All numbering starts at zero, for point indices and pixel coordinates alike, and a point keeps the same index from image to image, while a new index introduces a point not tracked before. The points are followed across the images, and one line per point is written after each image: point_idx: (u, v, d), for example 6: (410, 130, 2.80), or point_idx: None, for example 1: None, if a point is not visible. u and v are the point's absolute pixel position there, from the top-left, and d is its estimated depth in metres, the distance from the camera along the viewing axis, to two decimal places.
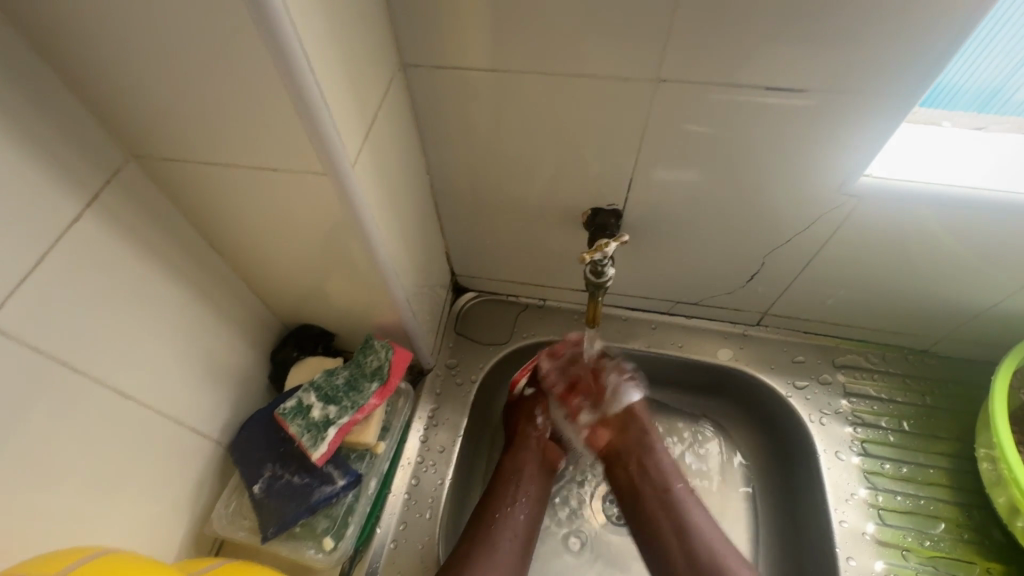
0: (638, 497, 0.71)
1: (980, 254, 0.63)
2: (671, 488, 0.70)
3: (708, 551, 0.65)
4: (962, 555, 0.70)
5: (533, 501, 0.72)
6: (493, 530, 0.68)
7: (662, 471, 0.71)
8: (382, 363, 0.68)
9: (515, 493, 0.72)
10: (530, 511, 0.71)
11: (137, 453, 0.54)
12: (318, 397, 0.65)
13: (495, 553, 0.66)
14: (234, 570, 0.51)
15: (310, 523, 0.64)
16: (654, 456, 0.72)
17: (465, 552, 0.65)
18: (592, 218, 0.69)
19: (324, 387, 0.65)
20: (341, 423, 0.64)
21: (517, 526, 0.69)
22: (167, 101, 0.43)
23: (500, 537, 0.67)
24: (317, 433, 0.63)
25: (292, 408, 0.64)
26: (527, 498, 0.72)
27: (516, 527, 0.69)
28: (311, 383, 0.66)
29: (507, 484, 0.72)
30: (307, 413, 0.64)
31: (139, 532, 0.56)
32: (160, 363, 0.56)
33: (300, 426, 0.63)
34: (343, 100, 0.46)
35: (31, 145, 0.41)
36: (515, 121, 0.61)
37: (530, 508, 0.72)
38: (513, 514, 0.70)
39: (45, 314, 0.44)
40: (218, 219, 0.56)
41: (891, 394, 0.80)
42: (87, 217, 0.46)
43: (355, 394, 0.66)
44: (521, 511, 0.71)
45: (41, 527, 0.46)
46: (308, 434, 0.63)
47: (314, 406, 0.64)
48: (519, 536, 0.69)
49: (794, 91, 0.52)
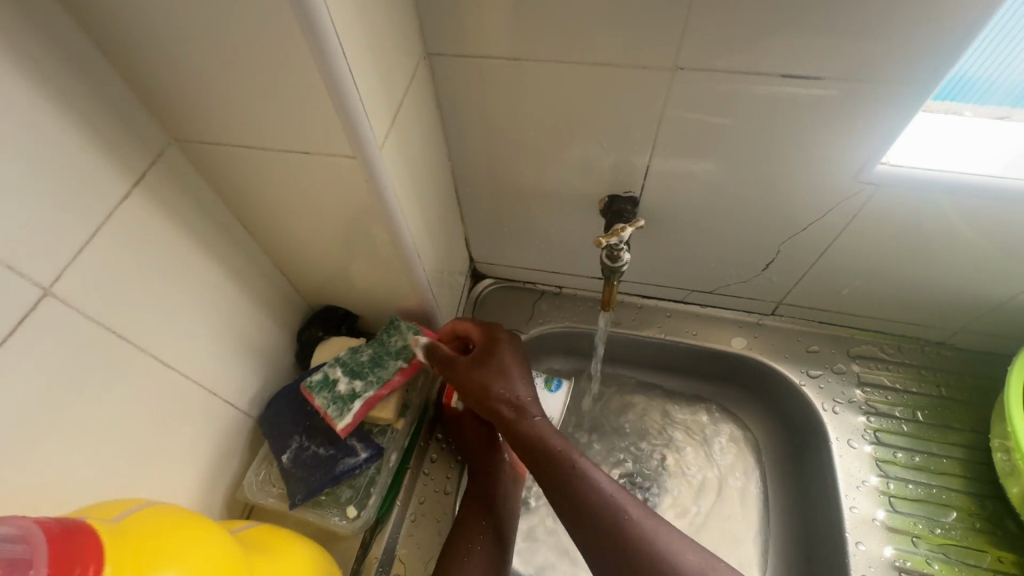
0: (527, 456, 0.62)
1: (999, 244, 0.63)
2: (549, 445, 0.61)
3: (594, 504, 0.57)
4: (973, 543, 0.70)
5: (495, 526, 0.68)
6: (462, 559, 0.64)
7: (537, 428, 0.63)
8: (406, 343, 0.71)
9: (483, 525, 0.68)
10: (494, 534, 0.67)
11: (176, 419, 0.58)
12: (344, 371, 0.68)
13: None
14: (263, 533, 0.54)
15: (334, 492, 0.67)
16: (526, 416, 0.64)
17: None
18: (609, 205, 0.70)
19: (349, 363, 0.69)
20: (366, 397, 0.67)
21: (482, 556, 0.65)
22: (210, 87, 0.46)
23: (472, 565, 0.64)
24: (343, 405, 0.66)
25: (317, 381, 0.67)
26: (495, 527, 0.68)
27: (485, 555, 0.65)
28: (336, 358, 0.69)
29: (472, 514, 0.69)
30: (332, 387, 0.67)
31: (177, 493, 0.59)
32: (198, 336, 0.59)
33: (326, 399, 0.66)
34: (372, 87, 0.48)
35: (86, 128, 0.45)
36: (535, 109, 0.62)
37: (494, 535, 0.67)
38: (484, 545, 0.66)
39: (98, 286, 0.48)
40: (250, 201, 0.59)
41: (905, 384, 0.80)
42: (134, 197, 0.49)
43: (380, 370, 0.69)
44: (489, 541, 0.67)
45: (92, 483, 0.50)
46: (334, 405, 0.66)
47: (340, 380, 0.67)
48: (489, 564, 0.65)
49: (811, 79, 0.53)
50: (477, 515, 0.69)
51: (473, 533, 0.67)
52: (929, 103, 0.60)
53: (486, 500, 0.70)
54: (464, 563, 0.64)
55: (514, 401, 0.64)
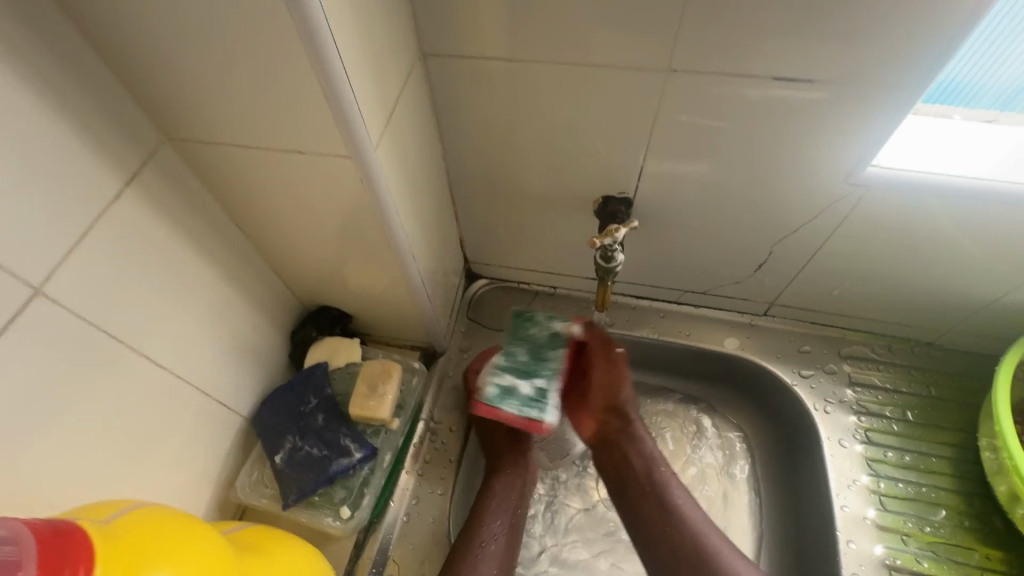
0: (627, 474, 0.72)
1: (986, 246, 0.64)
2: (656, 468, 0.72)
3: (692, 525, 0.67)
4: (962, 541, 0.71)
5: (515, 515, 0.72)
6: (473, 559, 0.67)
7: (645, 454, 0.73)
8: (546, 333, 0.75)
9: (503, 510, 0.72)
10: (508, 521, 0.71)
11: (168, 420, 0.57)
12: (516, 376, 0.70)
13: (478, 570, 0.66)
14: (259, 535, 0.53)
15: (328, 493, 0.67)
16: (637, 441, 0.74)
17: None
18: (603, 205, 0.71)
19: (514, 367, 0.71)
20: (553, 389, 0.70)
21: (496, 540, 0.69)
22: (204, 85, 0.46)
23: (484, 567, 0.67)
24: (538, 404, 0.68)
25: (496, 394, 0.68)
26: (513, 515, 0.72)
27: (500, 542, 0.69)
28: (497, 367, 0.71)
29: (488, 510, 0.71)
30: (514, 393, 0.69)
31: (169, 495, 0.59)
32: (190, 336, 0.59)
33: (515, 406, 0.68)
34: (367, 87, 0.48)
35: (77, 125, 0.44)
36: (531, 110, 0.62)
37: (511, 522, 0.71)
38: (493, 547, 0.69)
39: (89, 285, 0.47)
40: (244, 200, 0.59)
41: (895, 384, 0.81)
42: (126, 195, 0.49)
43: (546, 363, 0.72)
44: (498, 542, 0.69)
45: (83, 484, 0.49)
46: (530, 408, 0.68)
47: (517, 385, 0.69)
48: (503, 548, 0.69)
49: (803, 82, 0.54)
50: (491, 513, 0.71)
51: (488, 532, 0.69)
52: (920, 107, 0.61)
53: (516, 493, 0.74)
54: (478, 549, 0.67)
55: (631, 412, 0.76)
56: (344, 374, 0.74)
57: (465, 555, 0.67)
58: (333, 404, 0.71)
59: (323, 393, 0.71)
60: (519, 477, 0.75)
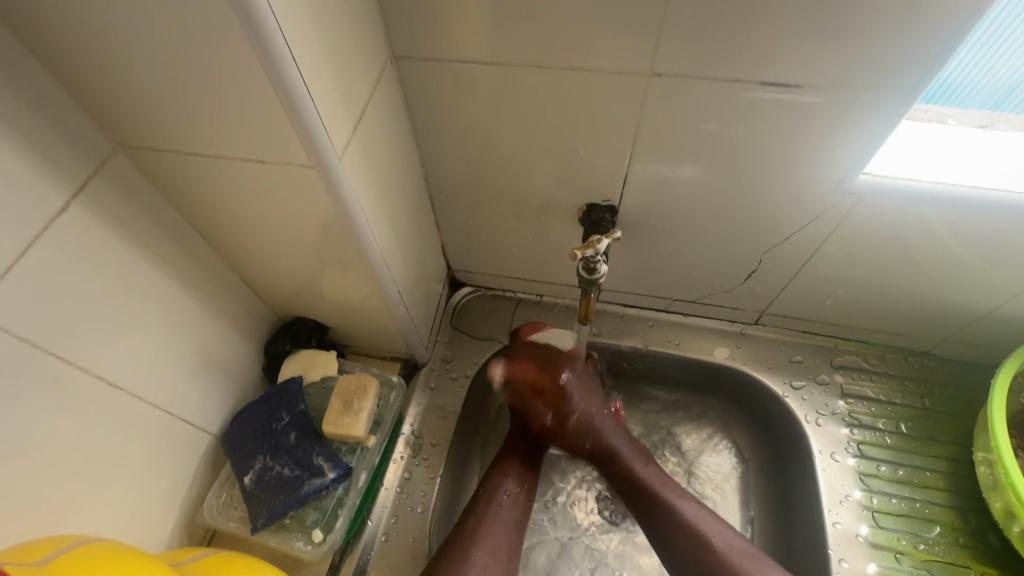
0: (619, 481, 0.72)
1: (982, 255, 0.62)
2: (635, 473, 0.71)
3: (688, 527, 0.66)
4: (957, 559, 0.69)
5: (530, 470, 0.73)
6: (497, 506, 0.69)
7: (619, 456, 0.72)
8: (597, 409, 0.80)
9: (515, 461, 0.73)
10: (523, 472, 0.73)
11: (126, 442, 0.55)
12: None
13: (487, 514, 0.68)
14: (221, 564, 0.51)
15: (299, 515, 0.64)
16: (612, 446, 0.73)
17: (473, 527, 0.67)
18: (587, 214, 0.68)
19: None
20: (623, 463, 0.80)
21: (509, 487, 0.71)
22: (154, 91, 0.43)
23: (492, 515, 0.68)
24: None
25: None
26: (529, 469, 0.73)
27: (514, 495, 0.70)
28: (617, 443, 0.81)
29: (513, 461, 0.73)
30: None
31: (129, 520, 0.56)
32: (151, 353, 0.56)
33: None
34: (329, 92, 0.45)
35: (15, 134, 0.41)
36: (509, 116, 0.60)
37: (524, 477, 0.73)
38: (516, 497, 0.71)
39: (32, 304, 0.44)
40: (207, 210, 0.56)
41: (888, 395, 0.79)
42: (74, 207, 0.46)
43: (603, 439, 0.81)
44: (516, 494, 0.71)
45: (29, 516, 0.46)
46: None
47: None
48: (517, 502, 0.70)
49: (790, 87, 0.51)
50: (517, 465, 0.73)
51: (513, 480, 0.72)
52: (914, 111, 0.58)
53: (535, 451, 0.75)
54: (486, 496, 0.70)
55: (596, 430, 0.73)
56: (318, 389, 0.72)
57: (489, 501, 0.69)
58: (307, 420, 0.68)
59: (296, 409, 0.68)
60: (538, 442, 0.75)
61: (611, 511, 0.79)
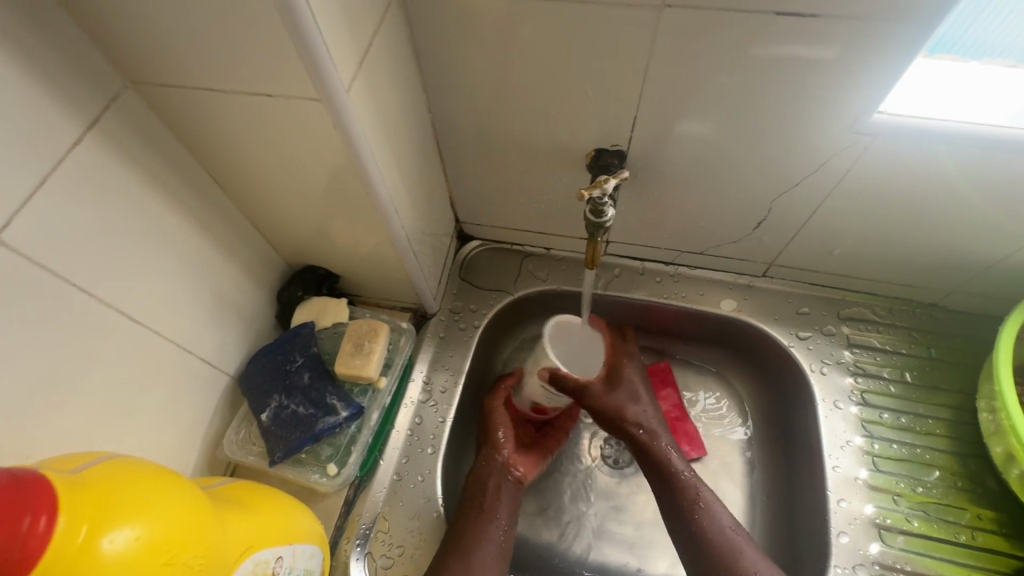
0: (649, 461, 0.72)
1: (995, 201, 0.61)
2: (664, 460, 0.72)
3: (707, 512, 0.68)
4: (954, 501, 0.71)
5: (506, 513, 0.71)
6: (472, 539, 0.66)
7: (641, 405, 0.74)
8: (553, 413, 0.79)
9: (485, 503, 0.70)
10: (501, 517, 0.70)
11: (148, 376, 0.57)
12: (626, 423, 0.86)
13: (473, 560, 0.65)
14: (242, 491, 0.54)
15: (314, 450, 0.68)
16: (632, 388, 0.75)
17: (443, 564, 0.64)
18: (595, 158, 0.68)
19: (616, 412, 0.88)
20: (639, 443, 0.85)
21: (491, 532, 0.68)
22: (159, 21, 0.43)
23: (476, 547, 0.66)
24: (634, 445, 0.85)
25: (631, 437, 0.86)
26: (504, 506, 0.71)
27: (492, 536, 0.68)
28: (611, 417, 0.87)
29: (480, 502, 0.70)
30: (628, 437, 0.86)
31: (154, 449, 0.59)
32: (167, 290, 0.58)
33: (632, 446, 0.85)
34: (335, 22, 0.44)
35: (28, 63, 0.42)
36: (518, 56, 0.59)
37: (503, 517, 0.71)
38: (498, 529, 0.69)
39: (51, 235, 0.45)
40: (215, 151, 0.56)
41: (895, 346, 0.79)
42: (88, 140, 0.47)
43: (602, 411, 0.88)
44: (504, 534, 0.69)
45: (60, 439, 0.49)
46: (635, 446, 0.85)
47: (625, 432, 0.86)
48: (496, 543, 0.68)
49: (807, 17, 0.49)
50: (494, 514, 0.70)
51: (479, 512, 0.69)
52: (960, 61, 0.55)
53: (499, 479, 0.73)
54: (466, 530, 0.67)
55: (636, 417, 0.73)
56: (331, 334, 0.74)
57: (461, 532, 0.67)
58: (320, 362, 0.71)
59: (309, 351, 0.70)
60: (501, 470, 0.74)
61: (615, 456, 0.84)
